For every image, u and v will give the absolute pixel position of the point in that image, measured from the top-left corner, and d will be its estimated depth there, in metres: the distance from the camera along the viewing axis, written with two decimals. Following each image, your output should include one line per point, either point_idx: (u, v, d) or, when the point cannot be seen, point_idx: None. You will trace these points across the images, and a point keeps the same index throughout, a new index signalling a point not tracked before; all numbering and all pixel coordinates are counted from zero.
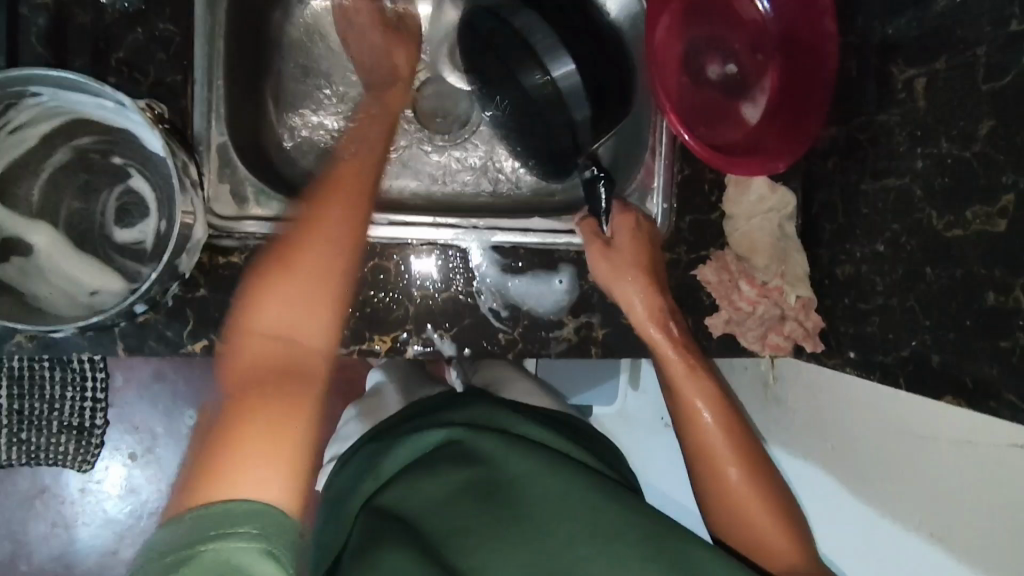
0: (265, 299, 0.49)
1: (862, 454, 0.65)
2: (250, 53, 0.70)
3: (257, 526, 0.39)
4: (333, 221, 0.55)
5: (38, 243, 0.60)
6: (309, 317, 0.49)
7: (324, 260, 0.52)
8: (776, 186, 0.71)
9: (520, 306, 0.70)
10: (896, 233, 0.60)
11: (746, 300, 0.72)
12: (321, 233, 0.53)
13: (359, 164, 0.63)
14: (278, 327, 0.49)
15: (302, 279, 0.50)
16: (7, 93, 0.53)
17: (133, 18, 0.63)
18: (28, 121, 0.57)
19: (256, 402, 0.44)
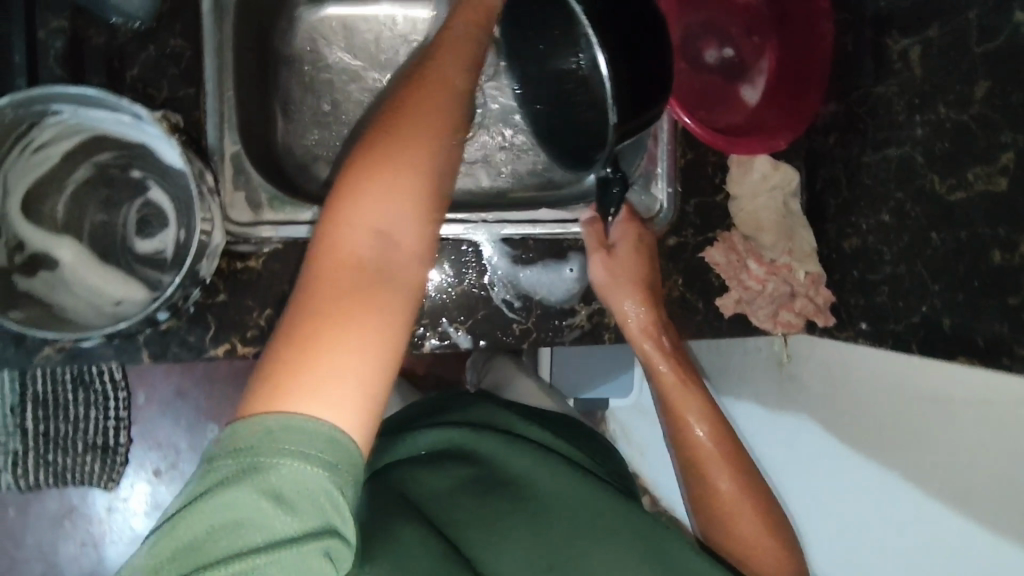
0: (365, 190, 0.44)
1: (869, 426, 0.66)
2: (257, 65, 0.72)
3: (321, 454, 0.37)
4: (434, 117, 0.48)
5: (63, 257, 0.63)
6: (407, 214, 0.45)
7: (422, 152, 0.46)
8: (779, 164, 0.72)
9: (533, 296, 0.71)
10: (901, 201, 0.61)
11: (754, 279, 0.73)
12: (422, 128, 0.47)
13: (446, 54, 0.54)
14: (371, 231, 0.44)
15: (406, 178, 0.45)
16: (31, 112, 0.55)
17: (145, 37, 0.65)
18: (51, 139, 0.60)
19: (346, 317, 0.41)
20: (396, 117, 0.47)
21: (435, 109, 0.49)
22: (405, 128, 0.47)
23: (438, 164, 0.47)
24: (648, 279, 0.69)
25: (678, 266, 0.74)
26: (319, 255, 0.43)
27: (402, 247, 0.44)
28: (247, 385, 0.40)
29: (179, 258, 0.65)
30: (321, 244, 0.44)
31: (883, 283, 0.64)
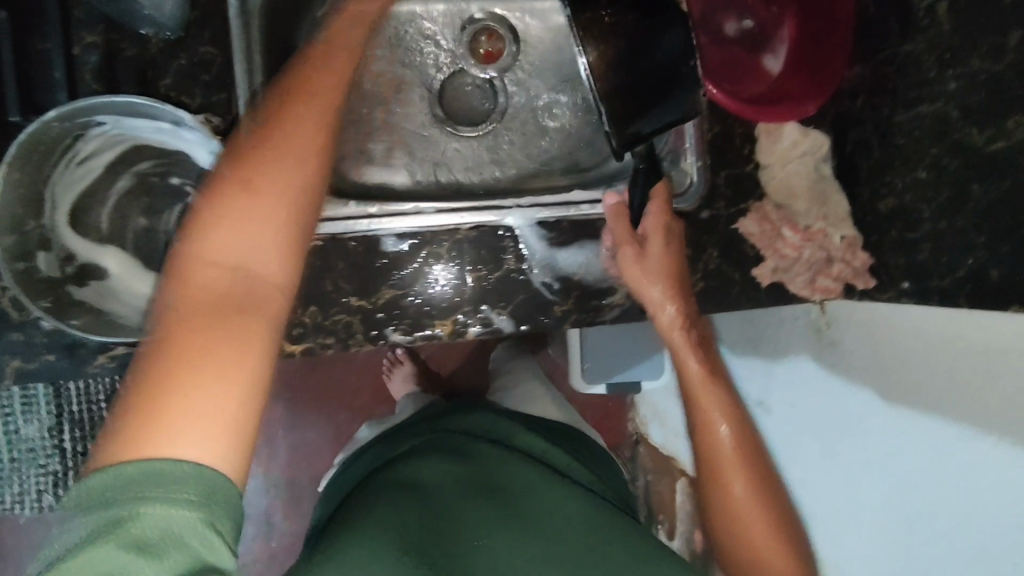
0: (231, 211, 0.48)
1: (915, 388, 0.69)
2: (283, 67, 0.72)
3: (192, 490, 0.40)
4: (309, 136, 0.53)
5: (110, 267, 0.63)
6: (268, 247, 0.48)
7: (291, 182, 0.51)
8: (809, 130, 0.72)
9: (571, 277, 0.71)
10: (938, 156, 0.61)
11: (790, 247, 0.73)
12: (273, 152, 0.51)
13: (340, 86, 0.59)
14: (241, 245, 0.48)
15: (265, 203, 0.49)
16: (75, 125, 0.56)
17: (175, 45, 0.66)
18: (94, 151, 0.61)
19: (225, 322, 0.45)
20: (262, 136, 0.52)
21: (311, 134, 0.53)
22: (256, 147, 0.51)
23: (304, 195, 0.51)
24: (678, 276, 0.70)
25: (712, 240, 0.74)
26: (200, 251, 0.47)
27: (266, 270, 0.48)
28: (123, 400, 0.42)
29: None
30: (186, 247, 0.48)
31: (922, 241, 0.64)
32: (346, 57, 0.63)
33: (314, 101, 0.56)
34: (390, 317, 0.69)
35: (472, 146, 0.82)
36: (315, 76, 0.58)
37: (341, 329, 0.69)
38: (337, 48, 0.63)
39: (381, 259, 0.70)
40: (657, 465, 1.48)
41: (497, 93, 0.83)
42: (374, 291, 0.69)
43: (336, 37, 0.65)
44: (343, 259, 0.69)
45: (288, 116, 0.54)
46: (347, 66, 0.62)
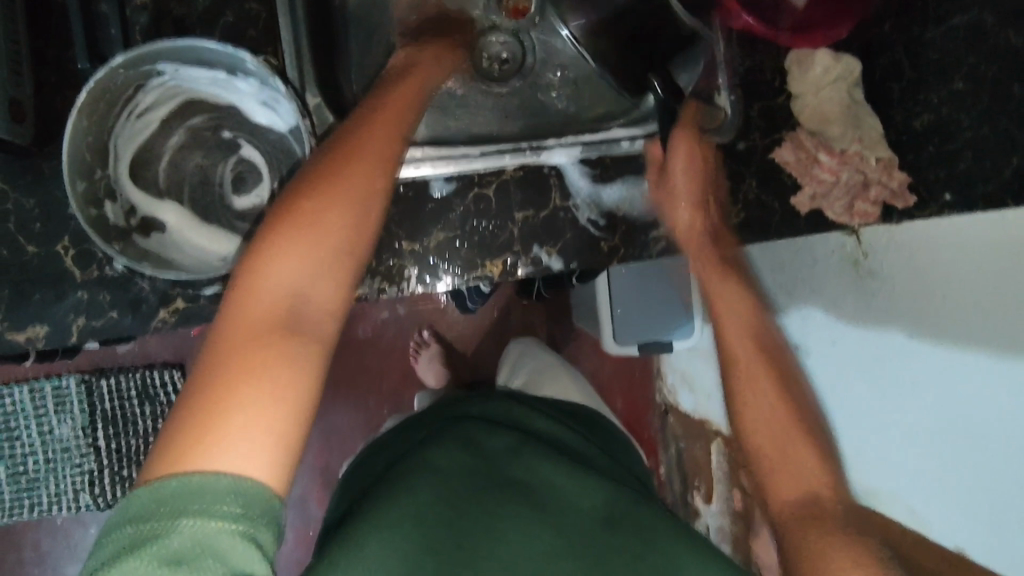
0: (286, 252, 0.47)
1: (960, 312, 0.63)
2: (323, 23, 0.74)
3: (238, 504, 0.39)
4: (359, 188, 0.53)
5: (168, 220, 0.65)
6: (321, 280, 0.48)
7: (347, 215, 0.51)
8: (840, 56, 0.72)
9: (616, 213, 0.73)
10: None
11: (827, 171, 0.75)
12: (330, 202, 0.51)
13: (389, 145, 0.59)
14: (293, 286, 0.47)
15: (318, 248, 0.49)
16: (138, 73, 0.58)
17: (220, 2, 0.67)
18: (152, 103, 0.62)
19: (275, 354, 0.44)
20: (317, 182, 0.52)
21: (365, 191, 0.53)
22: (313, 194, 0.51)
23: (352, 249, 0.51)
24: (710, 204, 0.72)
25: (750, 170, 0.76)
26: (256, 284, 0.47)
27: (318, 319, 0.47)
28: (175, 420, 0.42)
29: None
30: (242, 285, 0.47)
31: (964, 150, 0.66)
32: (400, 116, 0.63)
33: (369, 162, 0.56)
34: (443, 259, 0.71)
35: (504, 98, 0.83)
36: (366, 136, 0.58)
37: (395, 274, 0.70)
38: (389, 106, 0.64)
39: (430, 204, 0.71)
40: (688, 433, 1.48)
41: (527, 45, 0.84)
42: (426, 236, 0.70)
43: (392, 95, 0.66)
44: (394, 204, 0.70)
45: (345, 170, 0.54)
46: (401, 123, 0.62)
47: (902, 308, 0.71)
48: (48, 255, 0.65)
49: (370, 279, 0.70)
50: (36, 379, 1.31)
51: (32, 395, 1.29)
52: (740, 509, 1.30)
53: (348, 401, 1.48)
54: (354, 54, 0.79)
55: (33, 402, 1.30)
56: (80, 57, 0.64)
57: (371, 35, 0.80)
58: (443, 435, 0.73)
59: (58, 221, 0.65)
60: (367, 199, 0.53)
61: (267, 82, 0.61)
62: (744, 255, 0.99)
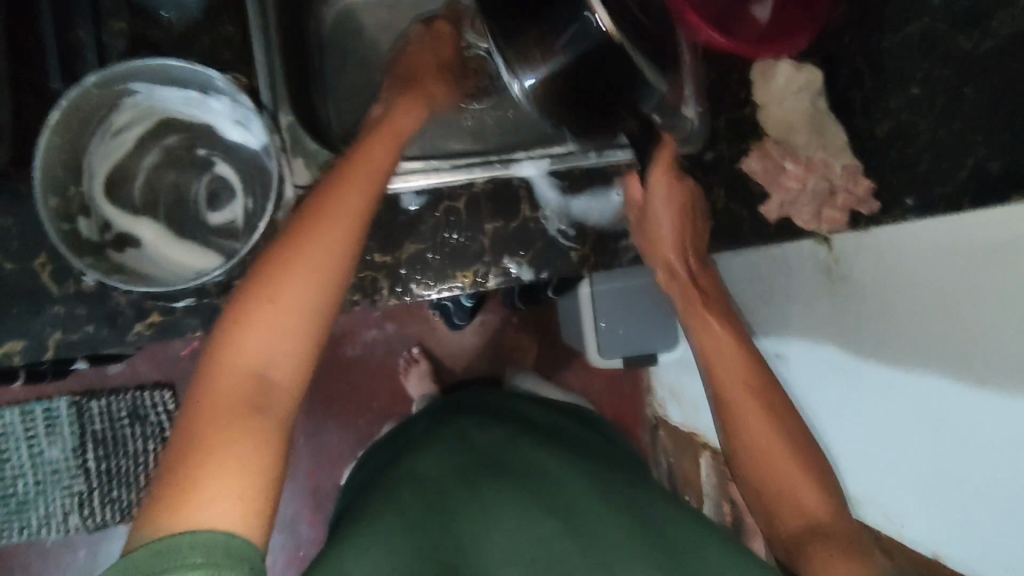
0: (257, 322, 0.51)
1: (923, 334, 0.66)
2: (297, 45, 0.76)
3: (203, 554, 0.41)
4: (330, 246, 0.55)
5: (145, 236, 0.66)
6: (297, 321, 0.52)
7: (323, 255, 0.54)
8: (802, 65, 0.74)
9: (586, 223, 0.74)
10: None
11: (793, 178, 0.76)
12: (299, 270, 0.53)
13: (368, 189, 0.60)
14: (270, 337, 0.51)
15: (286, 318, 0.51)
16: (111, 93, 0.60)
17: (196, 26, 0.69)
18: (127, 123, 0.64)
19: (250, 410, 0.47)
20: (290, 247, 0.54)
21: (333, 250, 0.55)
22: (283, 261, 0.53)
23: (322, 313, 0.53)
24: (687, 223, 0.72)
25: (717, 180, 0.77)
26: (228, 355, 0.50)
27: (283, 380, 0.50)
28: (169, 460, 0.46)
29: (251, 225, 0.68)
30: (218, 346, 0.51)
31: (923, 154, 0.67)
32: (384, 161, 0.64)
33: (342, 215, 0.57)
34: (415, 271, 0.72)
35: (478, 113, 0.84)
36: (340, 187, 0.59)
37: (368, 285, 0.71)
38: (369, 147, 0.65)
39: (401, 217, 0.72)
40: (678, 446, 1.47)
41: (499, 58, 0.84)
42: (399, 248, 0.72)
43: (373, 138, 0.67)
44: None
45: (318, 222, 0.56)
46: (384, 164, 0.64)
47: (879, 322, 0.72)
48: (26, 272, 0.66)
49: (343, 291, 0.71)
50: (26, 401, 1.31)
51: (21, 417, 1.30)
52: (731, 521, 1.29)
53: (338, 418, 1.48)
54: (328, 74, 0.82)
55: (23, 425, 1.30)
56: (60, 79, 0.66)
57: (346, 57, 0.83)
58: (439, 437, 0.77)
59: (37, 238, 0.67)
60: (341, 256, 0.55)
61: (237, 100, 0.63)
62: (725, 263, 1.01)
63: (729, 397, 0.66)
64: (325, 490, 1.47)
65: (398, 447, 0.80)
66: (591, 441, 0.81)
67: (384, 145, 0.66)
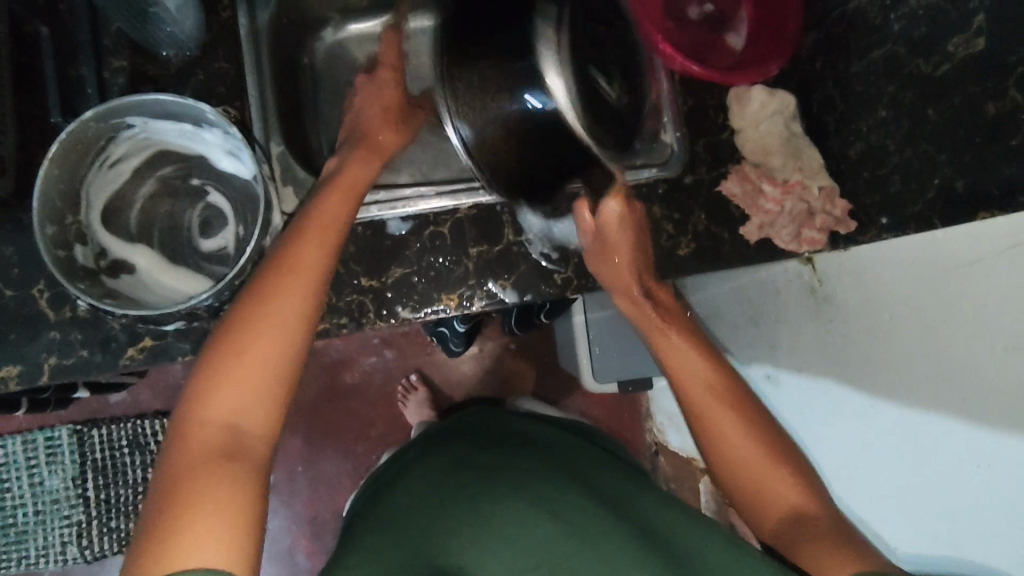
0: (228, 385, 0.52)
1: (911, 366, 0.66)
2: (289, 80, 0.80)
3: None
4: (289, 305, 0.55)
5: (139, 263, 0.68)
6: (266, 376, 0.53)
7: (293, 309, 0.56)
8: (775, 92, 0.76)
9: (568, 246, 0.76)
10: (893, 94, 0.67)
11: (771, 201, 0.77)
12: (260, 333, 0.54)
13: (329, 239, 0.61)
14: (241, 392, 0.52)
15: (255, 378, 0.52)
16: (108, 127, 0.63)
17: (192, 62, 0.72)
18: (124, 154, 0.67)
19: (223, 466, 0.48)
20: (250, 311, 0.55)
21: (292, 305, 0.56)
22: (245, 327, 0.54)
23: (289, 365, 0.54)
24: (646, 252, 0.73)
25: (697, 203, 0.79)
26: (199, 412, 0.51)
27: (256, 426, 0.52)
28: (148, 515, 0.47)
29: (241, 250, 0.70)
30: (189, 412, 0.51)
31: (893, 174, 0.68)
32: (346, 209, 0.64)
33: (303, 271, 0.57)
34: (400, 294, 0.74)
35: None
36: (301, 240, 0.60)
37: (354, 308, 0.73)
38: (328, 197, 0.64)
39: (387, 242, 0.74)
40: (677, 472, 1.46)
41: None
42: (385, 272, 0.73)
43: (328, 189, 0.66)
44: (354, 242, 0.74)
45: (285, 274, 0.57)
46: (347, 208, 0.64)
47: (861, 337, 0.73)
48: (25, 298, 0.69)
49: (329, 314, 0.72)
50: (29, 430, 1.33)
51: (23, 447, 1.31)
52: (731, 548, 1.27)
53: (336, 446, 1.48)
54: (319, 106, 0.85)
55: (25, 454, 1.31)
56: (62, 114, 0.69)
57: (338, 91, 0.86)
58: (433, 458, 0.77)
59: (35, 265, 0.69)
60: (306, 310, 0.56)
61: (229, 132, 0.65)
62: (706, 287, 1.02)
63: (716, 420, 0.65)
64: (324, 519, 1.47)
65: (390, 470, 0.81)
66: (580, 446, 0.82)
67: (341, 195, 0.66)
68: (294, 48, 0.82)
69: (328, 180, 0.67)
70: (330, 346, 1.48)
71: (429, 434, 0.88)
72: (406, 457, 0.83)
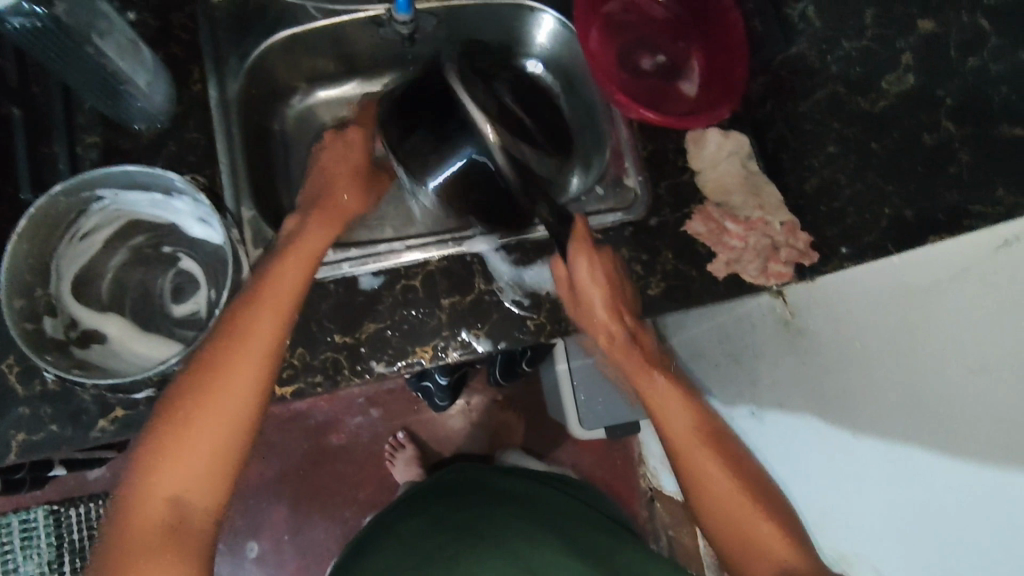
0: (174, 465, 0.53)
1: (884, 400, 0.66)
2: (260, 147, 0.82)
3: None
4: (238, 381, 0.56)
5: (110, 332, 0.68)
6: (206, 464, 0.54)
7: (239, 393, 0.56)
8: (730, 134, 0.80)
9: (539, 292, 0.76)
10: (845, 133, 0.70)
11: (735, 237, 0.79)
12: (207, 413, 0.54)
13: (281, 312, 0.60)
14: (181, 481, 0.53)
15: (194, 466, 0.53)
16: (78, 200, 0.64)
17: (163, 134, 0.74)
18: (95, 226, 0.68)
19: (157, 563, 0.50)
20: (197, 389, 0.55)
21: (239, 385, 0.56)
22: (189, 408, 0.54)
23: (237, 442, 0.55)
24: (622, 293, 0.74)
25: (664, 243, 0.80)
26: (139, 500, 0.52)
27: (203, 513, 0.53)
28: None
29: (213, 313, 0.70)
30: (130, 493, 0.52)
31: (848, 207, 0.71)
32: (300, 278, 0.64)
33: (251, 347, 0.57)
34: (375, 349, 0.74)
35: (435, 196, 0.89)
36: (252, 313, 0.59)
37: (329, 366, 0.72)
38: (283, 264, 0.64)
39: (360, 298, 0.75)
40: (675, 518, 1.43)
41: None
42: (358, 328, 0.74)
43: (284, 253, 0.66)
44: (326, 300, 0.74)
45: (234, 353, 0.57)
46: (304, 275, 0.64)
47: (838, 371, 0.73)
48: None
49: (302, 373, 0.72)
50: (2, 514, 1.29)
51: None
52: None
53: (323, 512, 1.44)
54: (289, 170, 0.87)
55: None
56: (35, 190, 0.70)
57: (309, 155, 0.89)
58: (412, 520, 0.75)
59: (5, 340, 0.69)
60: (254, 386, 0.57)
61: (198, 199, 0.67)
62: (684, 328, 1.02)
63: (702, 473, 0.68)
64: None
65: (370, 534, 0.79)
66: (565, 498, 0.82)
67: (296, 263, 0.65)
68: (263, 116, 0.85)
69: (282, 246, 0.67)
70: (315, 409, 1.46)
71: (412, 494, 0.86)
72: (387, 518, 0.80)
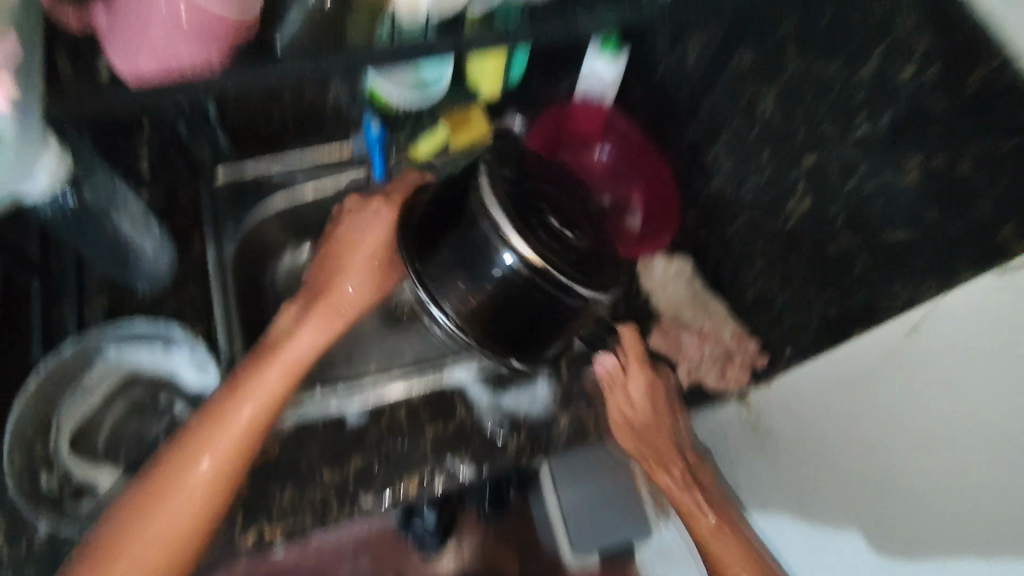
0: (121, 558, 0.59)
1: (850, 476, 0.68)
2: (252, 299, 0.90)
3: None
4: (197, 487, 0.61)
5: (102, 485, 0.70)
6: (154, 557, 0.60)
7: (189, 504, 0.61)
8: (673, 261, 0.92)
9: (517, 414, 0.81)
10: (772, 248, 0.78)
11: (693, 347, 0.85)
12: (170, 507, 0.61)
13: (253, 430, 0.65)
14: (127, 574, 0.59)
15: (140, 561, 0.60)
16: (83, 355, 0.70)
17: (164, 293, 0.81)
18: (97, 382, 0.73)
19: None
20: (168, 479, 0.61)
21: (195, 492, 0.62)
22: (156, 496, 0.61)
23: (192, 536, 0.61)
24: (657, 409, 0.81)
25: None
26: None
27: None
28: None
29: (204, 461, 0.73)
30: (96, 557, 0.58)
31: (784, 311, 0.79)
32: (277, 394, 0.67)
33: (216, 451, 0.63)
34: (362, 484, 0.76)
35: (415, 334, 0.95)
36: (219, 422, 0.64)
37: (317, 506, 0.74)
38: (264, 374, 0.67)
39: (348, 432, 0.79)
40: None
41: None
42: (347, 462, 0.77)
43: (265, 357, 0.69)
44: (314, 437, 0.77)
45: (190, 467, 0.62)
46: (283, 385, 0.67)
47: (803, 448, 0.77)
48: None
49: (291, 514, 0.73)
50: None
51: None
52: None
53: None
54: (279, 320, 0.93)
55: None
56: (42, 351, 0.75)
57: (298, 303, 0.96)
58: None
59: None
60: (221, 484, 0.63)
61: (194, 344, 0.73)
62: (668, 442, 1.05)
63: None
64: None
65: None
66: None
67: (278, 374, 0.68)
68: (256, 272, 0.93)
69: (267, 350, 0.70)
70: (299, 564, 1.40)
71: None
72: None
